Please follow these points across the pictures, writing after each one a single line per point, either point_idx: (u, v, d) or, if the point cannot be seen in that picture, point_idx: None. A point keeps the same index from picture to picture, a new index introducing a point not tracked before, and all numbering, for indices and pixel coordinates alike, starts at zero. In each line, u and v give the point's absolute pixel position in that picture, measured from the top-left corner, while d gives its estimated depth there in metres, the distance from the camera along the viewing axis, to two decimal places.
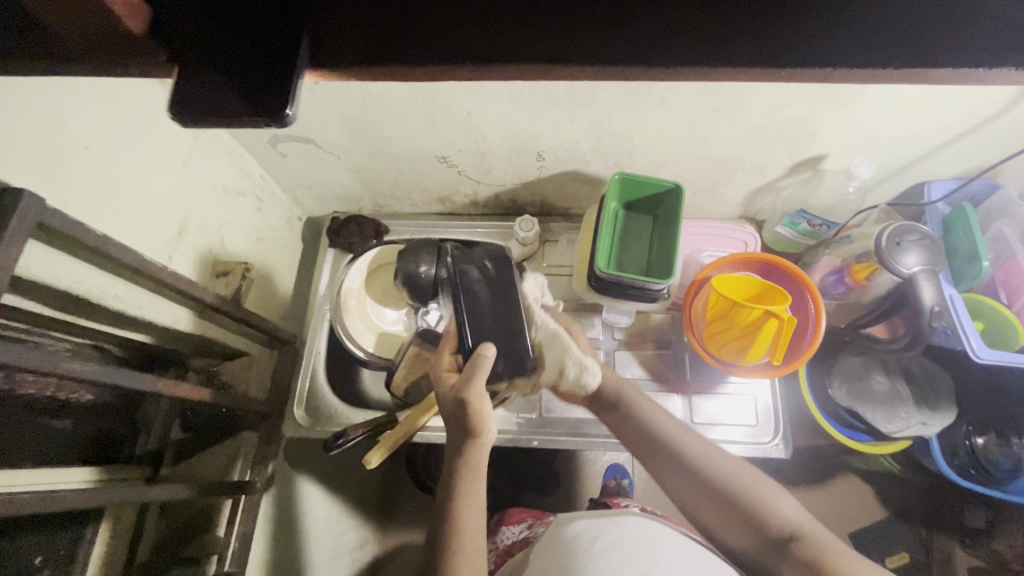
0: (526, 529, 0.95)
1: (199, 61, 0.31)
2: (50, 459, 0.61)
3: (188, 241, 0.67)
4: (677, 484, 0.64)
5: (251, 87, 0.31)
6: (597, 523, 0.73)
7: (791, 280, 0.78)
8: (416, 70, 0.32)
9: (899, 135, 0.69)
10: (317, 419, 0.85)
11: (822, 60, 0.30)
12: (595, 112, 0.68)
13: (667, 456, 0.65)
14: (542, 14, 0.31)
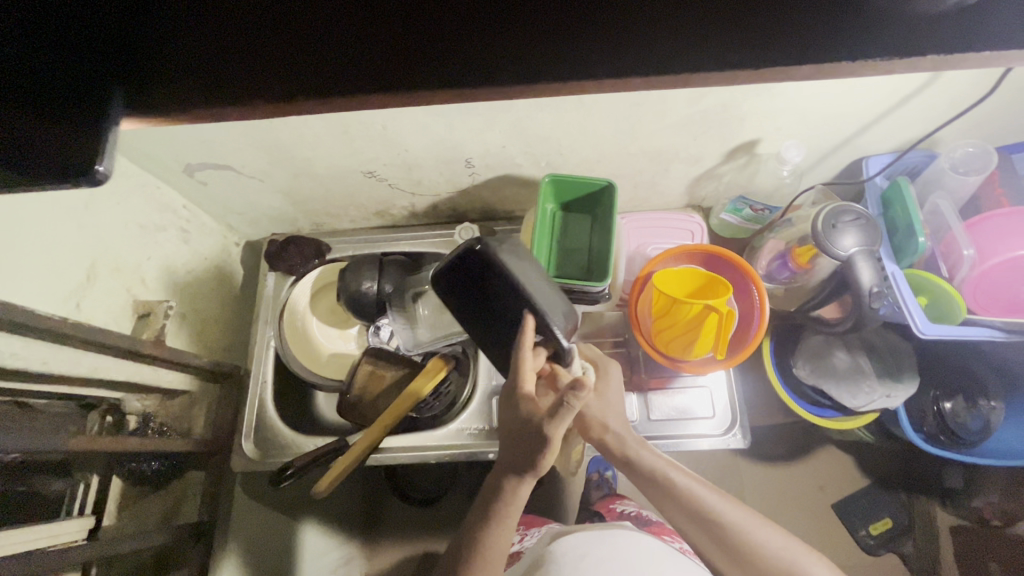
0: (517, 540, 0.92)
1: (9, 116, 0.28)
2: None
3: (100, 286, 0.65)
4: (692, 531, 0.64)
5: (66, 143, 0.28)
6: (587, 539, 0.74)
7: (735, 270, 0.76)
8: (249, 110, 0.29)
9: (828, 115, 0.67)
10: (268, 450, 0.82)
11: (673, 68, 0.28)
12: (514, 116, 0.66)
13: (691, 515, 0.63)
14: (372, 45, 0.28)
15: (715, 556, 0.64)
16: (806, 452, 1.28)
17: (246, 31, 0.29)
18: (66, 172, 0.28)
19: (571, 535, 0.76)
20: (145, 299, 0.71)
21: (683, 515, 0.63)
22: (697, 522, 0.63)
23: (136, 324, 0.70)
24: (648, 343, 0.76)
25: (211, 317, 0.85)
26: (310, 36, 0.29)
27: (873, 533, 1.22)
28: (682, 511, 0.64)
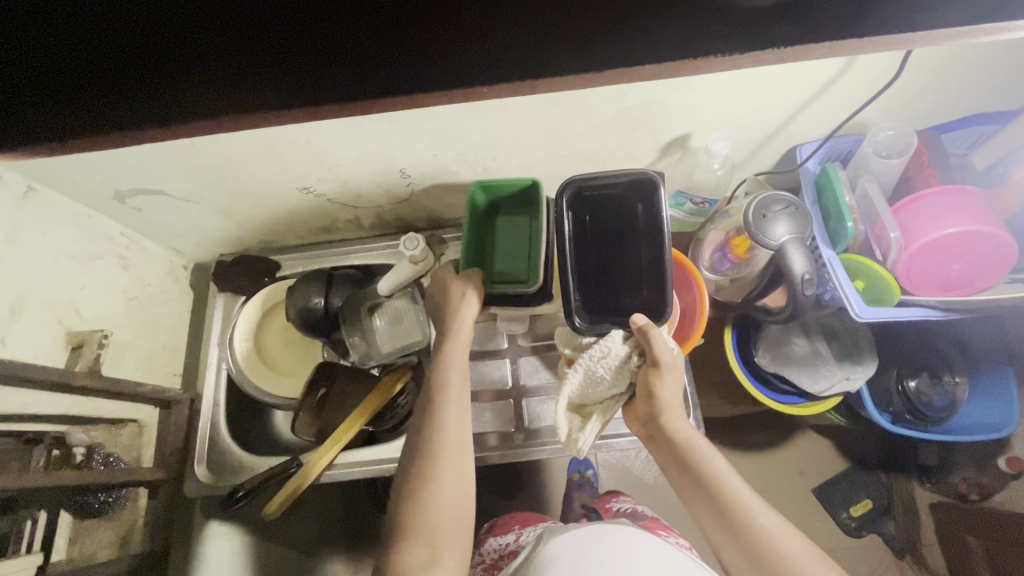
0: (515, 538, 0.89)
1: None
2: None
3: (28, 319, 0.64)
4: (711, 527, 0.58)
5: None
6: (585, 538, 0.68)
7: (675, 265, 0.77)
8: None
9: (751, 105, 0.67)
10: (222, 473, 0.82)
11: None
12: (437, 124, 0.65)
13: (712, 502, 0.58)
14: None
15: (731, 559, 0.57)
16: (782, 439, 1.28)
17: (179, 84, 0.34)
18: None
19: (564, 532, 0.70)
20: (78, 330, 0.70)
21: (705, 502, 0.59)
22: (718, 514, 0.58)
23: (69, 356, 0.70)
24: None
25: (158, 343, 0.84)
26: None
27: (854, 515, 1.22)
28: (706, 500, 0.59)
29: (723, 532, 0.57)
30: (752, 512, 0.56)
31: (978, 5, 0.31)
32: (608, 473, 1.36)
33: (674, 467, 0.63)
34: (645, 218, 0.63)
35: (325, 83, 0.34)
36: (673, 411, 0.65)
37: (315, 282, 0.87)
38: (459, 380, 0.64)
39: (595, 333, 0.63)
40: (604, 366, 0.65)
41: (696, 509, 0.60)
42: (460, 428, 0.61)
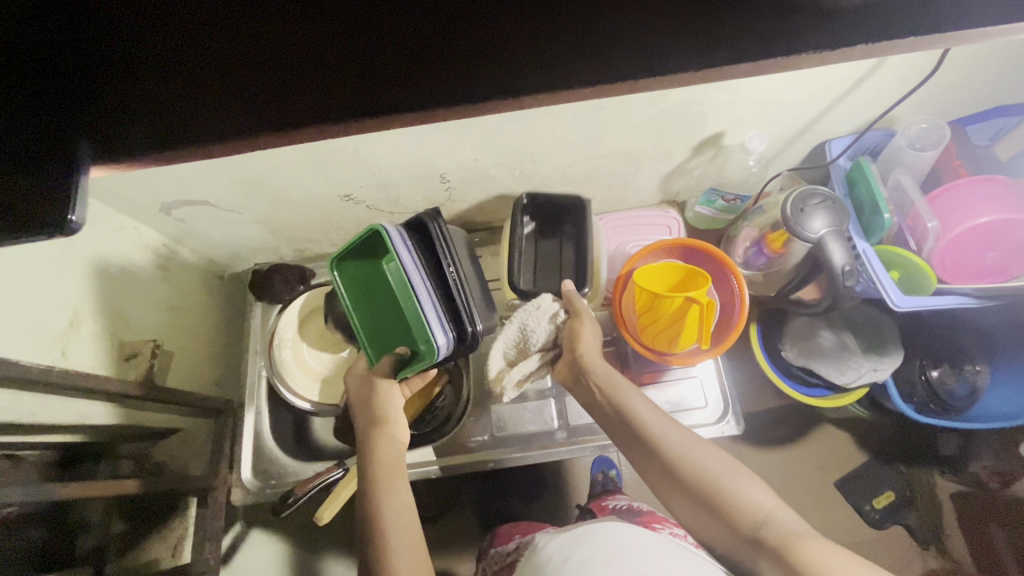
0: (517, 542, 0.90)
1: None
2: None
3: (84, 332, 0.64)
4: (642, 459, 0.63)
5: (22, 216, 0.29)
6: (573, 539, 0.68)
7: (712, 262, 0.78)
8: (216, 146, 0.31)
9: (786, 103, 0.69)
10: (267, 480, 0.82)
11: (616, 75, 0.30)
12: (483, 129, 0.67)
13: (637, 437, 0.63)
14: (348, 81, 0.30)
15: (661, 484, 0.61)
16: (805, 432, 1.29)
17: None
18: (32, 227, 0.29)
19: (557, 538, 0.70)
20: (129, 341, 0.71)
21: (633, 439, 0.63)
22: (645, 446, 0.62)
23: (122, 367, 0.70)
24: (631, 333, 0.77)
25: (199, 352, 0.85)
26: (278, 70, 0.30)
27: (878, 507, 1.23)
28: (633, 437, 0.63)
29: (651, 461, 0.62)
30: (672, 440, 0.61)
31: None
32: (631, 472, 1.36)
33: (598, 408, 0.68)
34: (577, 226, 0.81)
35: (396, 87, 0.30)
36: (593, 357, 0.69)
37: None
38: (401, 511, 0.62)
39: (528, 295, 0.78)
40: (535, 319, 0.73)
41: (628, 448, 0.65)
42: (409, 541, 0.60)
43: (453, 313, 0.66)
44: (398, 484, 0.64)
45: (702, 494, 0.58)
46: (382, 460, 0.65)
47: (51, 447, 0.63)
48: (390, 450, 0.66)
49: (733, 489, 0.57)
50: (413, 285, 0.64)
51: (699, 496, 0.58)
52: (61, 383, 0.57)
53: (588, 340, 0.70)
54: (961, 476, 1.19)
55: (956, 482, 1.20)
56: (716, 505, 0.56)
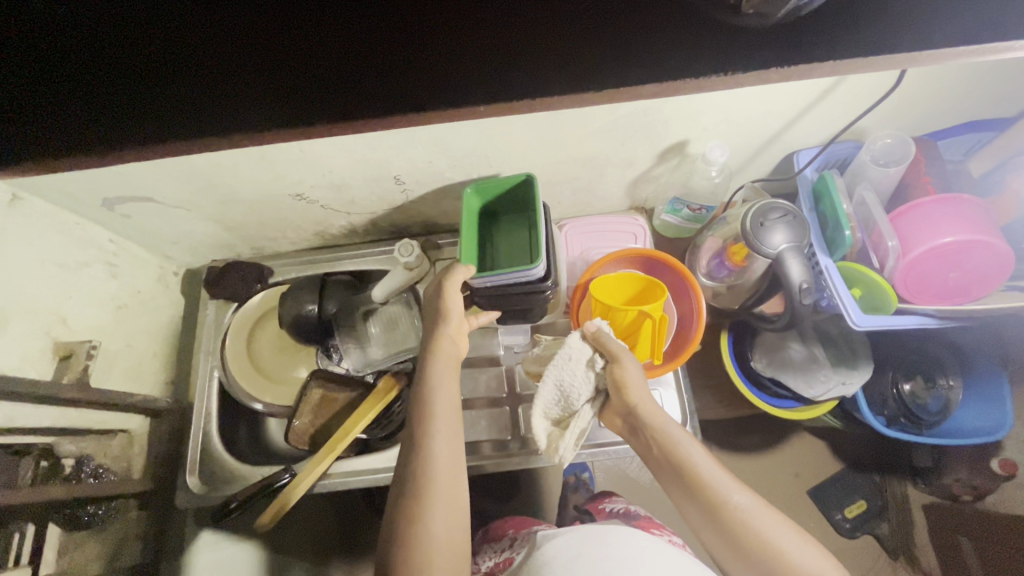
0: (507, 547, 0.86)
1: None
2: None
3: (13, 332, 0.62)
4: (684, 503, 0.58)
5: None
6: (576, 541, 0.68)
7: (672, 273, 0.76)
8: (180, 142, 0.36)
9: (748, 113, 0.67)
10: (214, 484, 0.80)
11: None
12: (434, 132, 0.65)
13: (681, 479, 0.58)
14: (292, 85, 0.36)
15: (703, 530, 0.57)
16: (778, 441, 1.28)
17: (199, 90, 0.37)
18: None
19: (557, 539, 0.70)
20: (65, 340, 0.68)
21: (677, 480, 0.59)
22: (689, 489, 0.58)
23: (56, 367, 0.68)
24: None
25: (148, 350, 0.83)
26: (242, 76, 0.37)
27: (849, 517, 1.22)
28: (677, 478, 0.59)
29: (694, 506, 0.57)
30: (719, 485, 0.56)
31: (959, 31, 0.33)
32: (604, 477, 1.35)
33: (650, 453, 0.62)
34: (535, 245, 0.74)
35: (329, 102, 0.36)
36: (645, 402, 0.63)
37: (309, 289, 0.88)
38: (450, 410, 0.60)
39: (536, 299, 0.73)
40: (570, 371, 0.67)
41: (669, 486, 0.60)
42: (453, 467, 0.57)
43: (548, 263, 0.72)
44: (450, 379, 0.63)
45: (748, 547, 0.54)
46: (443, 361, 0.64)
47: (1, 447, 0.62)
48: (451, 353, 0.65)
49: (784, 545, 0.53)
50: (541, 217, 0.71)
51: (747, 550, 0.54)
52: None
53: (633, 377, 0.64)
54: (934, 488, 1.18)
55: (929, 494, 1.19)
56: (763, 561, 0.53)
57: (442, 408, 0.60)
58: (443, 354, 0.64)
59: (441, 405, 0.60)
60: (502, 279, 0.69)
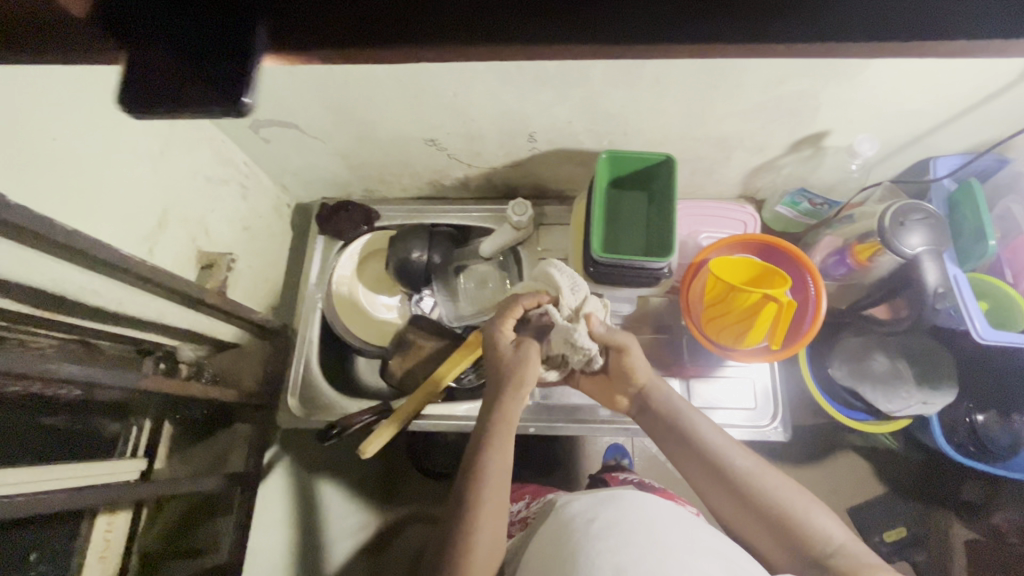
0: (524, 508, 0.90)
1: (131, 47, 0.28)
2: (22, 455, 0.60)
3: (169, 234, 0.65)
4: (691, 467, 0.66)
5: (193, 90, 0.28)
6: (592, 505, 0.67)
7: (790, 260, 0.76)
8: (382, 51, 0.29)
9: (906, 108, 0.66)
10: (312, 409, 0.84)
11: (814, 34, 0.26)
12: (588, 90, 0.65)
13: (687, 445, 0.66)
14: None
15: (710, 489, 0.65)
16: (830, 454, 1.27)
17: None
18: (208, 98, 0.28)
19: (573, 504, 0.69)
20: (208, 250, 0.72)
21: (684, 446, 0.66)
22: (696, 453, 0.66)
23: (199, 273, 0.71)
24: (697, 328, 0.77)
25: (262, 274, 0.86)
26: None
27: (888, 539, 1.19)
28: (683, 444, 0.67)
29: (700, 468, 0.65)
30: (722, 450, 0.65)
31: None
32: (643, 463, 1.36)
33: (655, 423, 0.70)
34: (653, 224, 0.75)
35: None
36: (651, 380, 0.71)
37: (412, 237, 0.89)
38: (502, 479, 0.60)
39: (651, 278, 0.73)
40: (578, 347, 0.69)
41: (675, 456, 0.68)
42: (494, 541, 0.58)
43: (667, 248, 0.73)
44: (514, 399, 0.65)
45: (753, 500, 0.61)
46: (504, 427, 0.62)
47: (123, 343, 0.69)
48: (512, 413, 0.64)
49: (788, 500, 0.60)
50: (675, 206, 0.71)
51: (753, 504, 0.61)
52: (150, 279, 0.58)
53: (638, 363, 0.70)
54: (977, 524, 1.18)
55: (971, 530, 1.19)
56: (767, 513, 0.60)
57: (494, 481, 0.59)
58: (507, 421, 0.62)
59: (495, 477, 0.59)
60: (620, 262, 0.71)
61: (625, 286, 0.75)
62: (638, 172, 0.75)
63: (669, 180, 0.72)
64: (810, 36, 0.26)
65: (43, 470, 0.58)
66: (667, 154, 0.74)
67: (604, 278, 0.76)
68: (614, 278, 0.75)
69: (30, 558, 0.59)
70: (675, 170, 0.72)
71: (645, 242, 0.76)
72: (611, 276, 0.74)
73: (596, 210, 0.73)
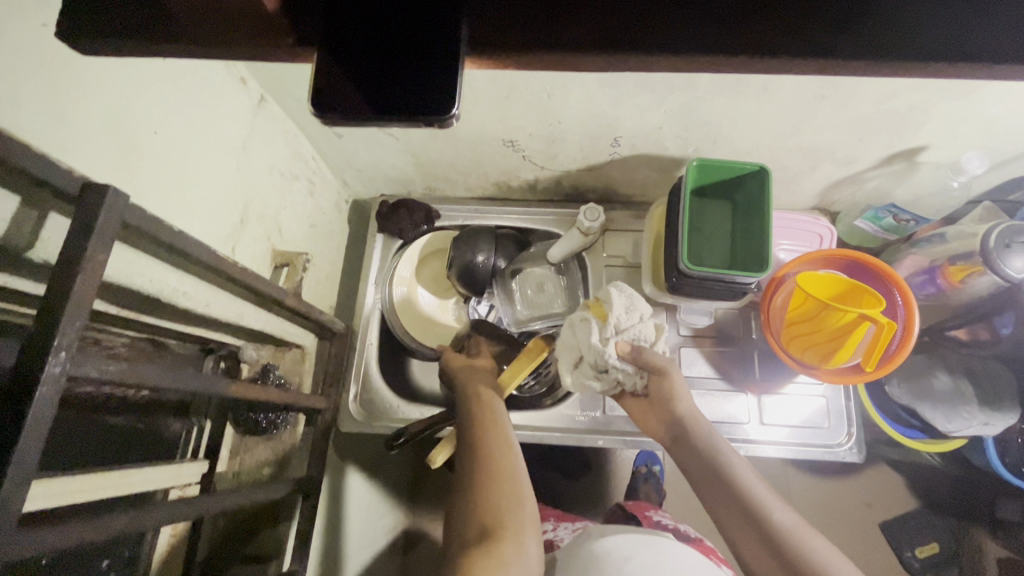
0: (552, 529, 0.90)
1: (322, 50, 0.26)
2: (91, 458, 0.58)
3: (248, 231, 0.63)
4: (726, 511, 0.63)
5: (388, 100, 0.26)
6: (627, 543, 0.67)
7: (878, 280, 0.73)
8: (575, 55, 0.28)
9: (1018, 126, 0.63)
10: (372, 413, 0.83)
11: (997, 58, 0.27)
12: (690, 96, 0.62)
13: (727, 488, 0.63)
14: None
15: (741, 539, 0.61)
16: (869, 469, 1.26)
17: None
18: (405, 109, 0.26)
19: (609, 536, 0.69)
20: (281, 249, 0.69)
21: (721, 489, 0.63)
22: (734, 498, 0.62)
23: (272, 273, 0.69)
24: (776, 345, 0.75)
25: (323, 274, 0.83)
26: None
27: (920, 556, 1.18)
28: (721, 485, 0.64)
29: (737, 514, 0.62)
30: (764, 499, 0.62)
31: None
32: (674, 471, 1.33)
33: (693, 459, 0.67)
34: (740, 234, 0.73)
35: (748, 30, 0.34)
36: (696, 416, 0.69)
37: (477, 241, 0.88)
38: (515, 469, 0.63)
39: (742, 290, 0.70)
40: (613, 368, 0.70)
41: (709, 497, 0.65)
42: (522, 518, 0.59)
43: (757, 260, 0.70)
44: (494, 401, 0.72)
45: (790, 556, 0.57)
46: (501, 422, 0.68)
47: (189, 341, 0.65)
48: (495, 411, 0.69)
49: (830, 563, 0.56)
50: (769, 216, 0.68)
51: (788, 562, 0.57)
52: (239, 281, 0.55)
53: (683, 391, 0.70)
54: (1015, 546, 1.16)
55: (1009, 550, 1.17)
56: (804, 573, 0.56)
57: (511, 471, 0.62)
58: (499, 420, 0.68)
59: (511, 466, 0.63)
60: (711, 275, 0.68)
61: (710, 297, 0.72)
62: (724, 181, 0.73)
63: (761, 191, 0.70)
64: (987, 65, 0.28)
65: (119, 474, 0.56)
66: (757, 163, 0.71)
67: (687, 289, 0.73)
68: (695, 290, 0.72)
69: (105, 566, 0.58)
70: (770, 179, 0.69)
71: (731, 253, 0.73)
72: (696, 287, 0.71)
73: (682, 219, 0.70)
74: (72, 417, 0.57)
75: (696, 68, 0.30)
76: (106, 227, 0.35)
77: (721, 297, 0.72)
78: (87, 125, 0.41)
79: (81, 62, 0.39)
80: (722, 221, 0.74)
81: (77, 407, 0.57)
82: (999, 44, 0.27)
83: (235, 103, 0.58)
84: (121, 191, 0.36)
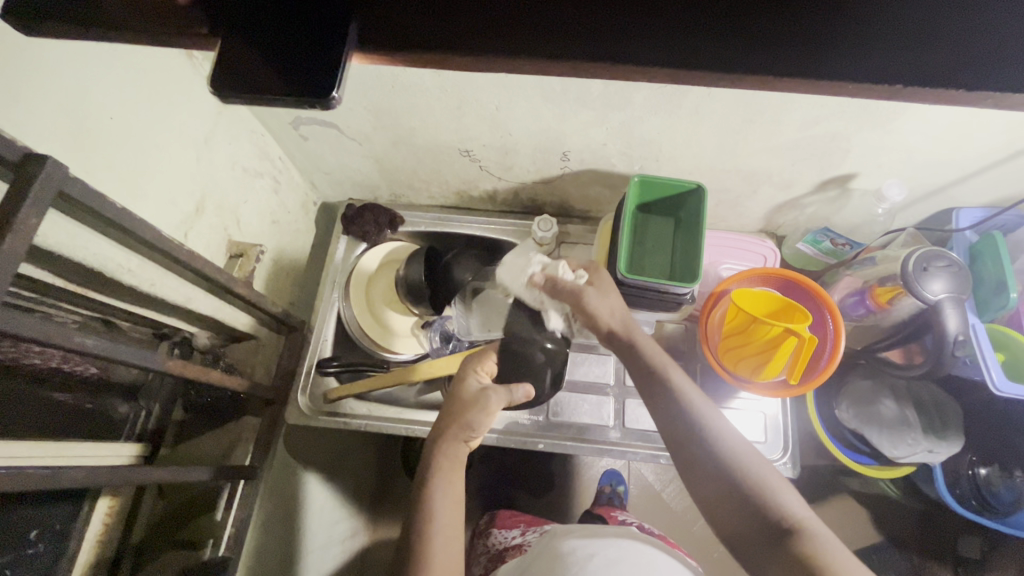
0: (520, 535, 0.90)
1: (220, 35, 0.30)
2: (36, 430, 0.59)
3: (205, 220, 0.66)
4: (665, 412, 0.62)
5: (291, 77, 0.30)
6: (591, 541, 0.70)
7: (811, 298, 0.77)
8: (433, 52, 0.29)
9: (933, 158, 0.68)
10: (321, 407, 0.84)
11: (847, 78, 0.26)
12: (626, 115, 0.66)
13: (702, 448, 0.59)
14: None
15: (713, 502, 0.58)
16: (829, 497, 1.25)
17: None
18: (297, 90, 0.30)
19: (575, 536, 0.71)
20: (238, 240, 0.73)
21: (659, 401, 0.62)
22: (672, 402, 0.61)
23: (229, 262, 0.72)
24: (711, 356, 0.78)
25: (285, 269, 0.87)
26: None
27: None
28: (659, 392, 0.62)
29: (701, 468, 0.59)
30: (748, 467, 0.57)
31: None
32: (637, 491, 1.32)
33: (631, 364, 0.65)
34: (679, 248, 0.76)
35: None
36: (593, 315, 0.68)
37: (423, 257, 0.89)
38: (452, 521, 0.62)
39: (678, 301, 0.73)
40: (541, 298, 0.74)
41: (682, 464, 0.61)
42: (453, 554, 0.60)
43: (692, 274, 0.74)
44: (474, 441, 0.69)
45: (775, 523, 0.54)
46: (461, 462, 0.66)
47: (142, 324, 0.67)
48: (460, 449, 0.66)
49: (754, 474, 0.57)
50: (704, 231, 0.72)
51: (718, 472, 0.58)
52: (184, 264, 0.58)
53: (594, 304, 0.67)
54: None
55: None
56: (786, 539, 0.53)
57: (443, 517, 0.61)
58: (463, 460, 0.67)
59: (443, 518, 0.61)
60: (645, 284, 0.71)
61: (646, 307, 0.76)
62: (668, 197, 0.77)
63: (698, 208, 0.74)
64: (850, 83, 0.26)
65: (52, 447, 0.57)
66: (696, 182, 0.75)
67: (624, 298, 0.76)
68: (632, 299, 0.75)
69: (32, 537, 0.59)
70: (705, 200, 0.73)
71: (666, 266, 0.77)
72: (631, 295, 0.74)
73: (621, 230, 0.74)
74: (24, 388, 0.59)
75: (563, 73, 0.29)
76: (41, 193, 0.38)
77: (654, 309, 0.76)
78: (41, 103, 0.44)
79: (34, 46, 0.43)
80: (665, 235, 0.78)
81: (24, 378, 0.58)
82: (851, 62, 0.26)
83: (200, 98, 0.62)
84: (60, 164, 0.39)
